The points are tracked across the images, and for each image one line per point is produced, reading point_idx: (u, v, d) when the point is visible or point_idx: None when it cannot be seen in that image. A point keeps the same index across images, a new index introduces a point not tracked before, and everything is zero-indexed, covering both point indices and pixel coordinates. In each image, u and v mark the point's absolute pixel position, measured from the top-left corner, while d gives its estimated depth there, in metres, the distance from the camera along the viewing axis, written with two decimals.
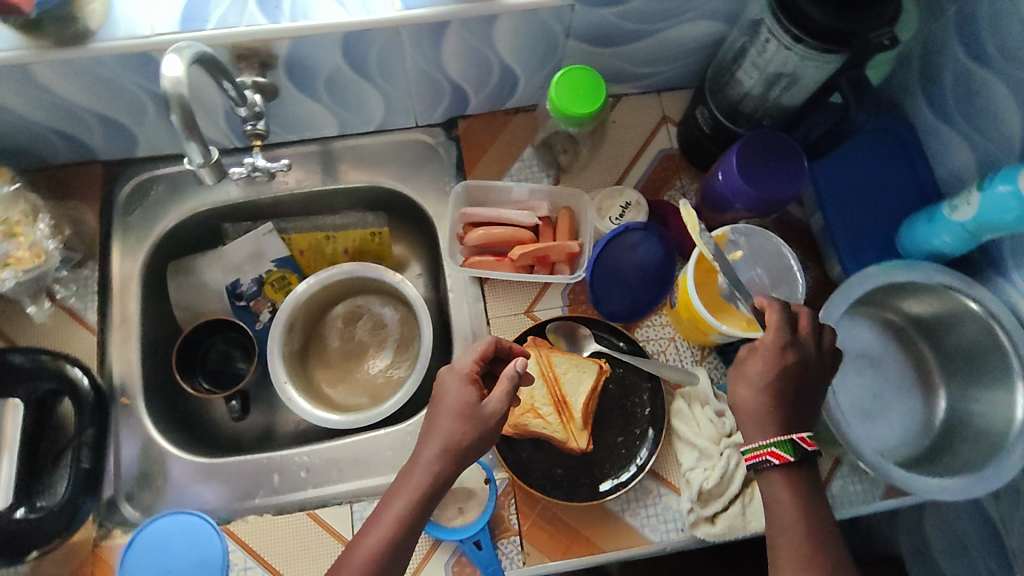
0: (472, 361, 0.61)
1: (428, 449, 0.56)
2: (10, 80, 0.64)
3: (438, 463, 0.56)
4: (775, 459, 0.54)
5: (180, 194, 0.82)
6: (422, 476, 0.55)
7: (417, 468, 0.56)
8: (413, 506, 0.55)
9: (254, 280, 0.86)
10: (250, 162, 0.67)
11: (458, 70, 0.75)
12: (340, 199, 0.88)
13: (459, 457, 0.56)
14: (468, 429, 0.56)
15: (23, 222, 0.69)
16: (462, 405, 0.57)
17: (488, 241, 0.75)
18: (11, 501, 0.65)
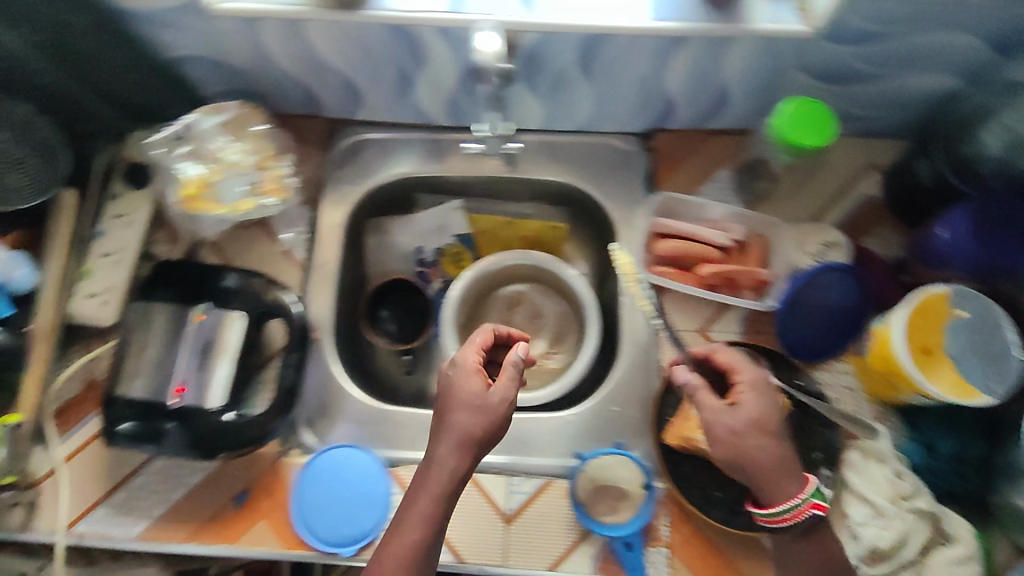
0: (474, 354, 0.64)
1: (445, 450, 0.59)
2: (284, 34, 0.70)
3: (448, 465, 0.59)
4: (817, 510, 0.62)
5: (385, 160, 0.88)
6: (445, 475, 0.59)
7: (446, 471, 0.59)
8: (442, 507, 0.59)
9: (435, 250, 0.92)
10: None
11: (679, 86, 0.75)
12: (527, 189, 0.89)
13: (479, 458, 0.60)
14: (484, 427, 0.59)
15: (272, 159, 0.79)
16: (472, 398, 0.60)
17: (678, 254, 0.76)
18: (224, 402, 0.71)
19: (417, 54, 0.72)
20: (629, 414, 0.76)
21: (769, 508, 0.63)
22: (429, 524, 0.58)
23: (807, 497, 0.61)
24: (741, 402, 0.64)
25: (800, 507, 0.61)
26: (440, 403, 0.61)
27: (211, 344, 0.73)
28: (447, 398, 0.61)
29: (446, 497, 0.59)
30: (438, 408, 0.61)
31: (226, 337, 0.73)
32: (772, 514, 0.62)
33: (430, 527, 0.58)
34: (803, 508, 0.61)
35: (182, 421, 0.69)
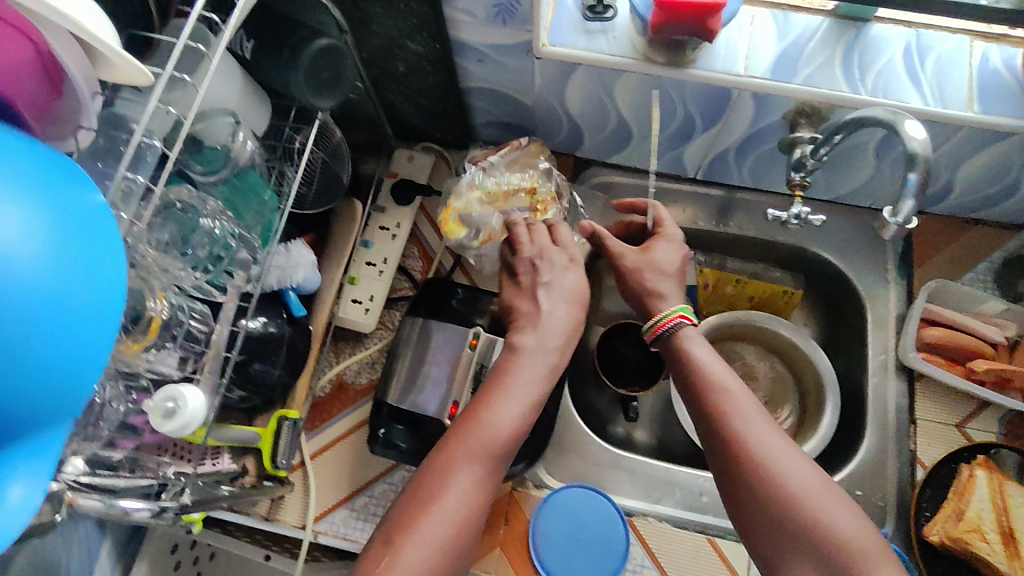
0: (561, 324, 0.64)
1: (512, 415, 0.58)
2: (594, 80, 0.73)
3: (511, 433, 0.57)
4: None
5: (629, 205, 0.90)
6: (497, 440, 0.56)
7: (504, 423, 0.57)
8: (489, 472, 0.55)
9: None
10: (799, 210, 0.66)
11: (968, 175, 0.75)
12: (764, 250, 0.89)
13: (519, 432, 0.58)
14: (560, 361, 0.63)
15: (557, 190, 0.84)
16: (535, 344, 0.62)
17: (949, 344, 0.74)
18: None
19: (717, 114, 0.74)
20: (872, 500, 0.75)
21: (656, 317, 0.67)
22: (479, 487, 0.54)
23: (675, 308, 0.66)
24: (659, 247, 0.72)
25: (669, 314, 0.66)
26: (512, 364, 0.61)
27: (480, 368, 0.71)
28: (544, 258, 0.68)
29: (495, 465, 0.56)
30: (513, 368, 0.60)
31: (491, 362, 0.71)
32: (654, 327, 0.67)
33: (482, 483, 0.54)
34: (671, 317, 0.66)
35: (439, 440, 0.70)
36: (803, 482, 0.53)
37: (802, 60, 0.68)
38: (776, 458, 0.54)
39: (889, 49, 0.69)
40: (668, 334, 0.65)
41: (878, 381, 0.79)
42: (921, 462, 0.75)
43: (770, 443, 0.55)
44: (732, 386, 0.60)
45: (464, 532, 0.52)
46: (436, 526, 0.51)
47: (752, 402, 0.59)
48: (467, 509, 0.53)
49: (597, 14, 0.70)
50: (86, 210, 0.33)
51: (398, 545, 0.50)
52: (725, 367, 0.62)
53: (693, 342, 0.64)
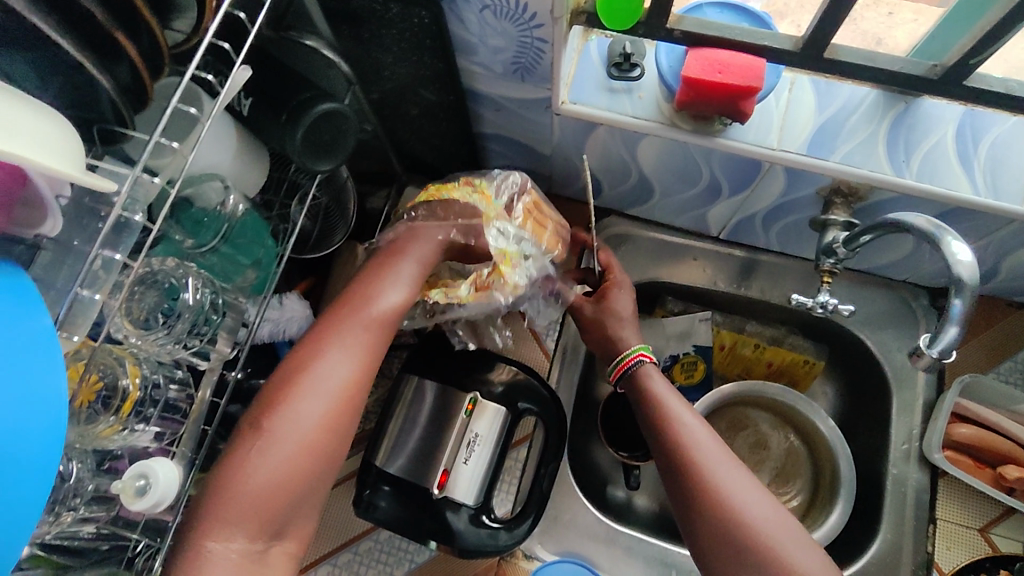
0: (392, 301, 0.57)
1: (361, 344, 0.55)
2: (618, 136, 0.68)
3: (348, 372, 0.53)
4: None
5: (646, 259, 0.85)
6: (337, 364, 0.53)
7: (351, 341, 0.54)
8: (336, 399, 0.52)
9: (670, 356, 0.86)
10: (822, 299, 0.63)
11: (1015, 262, 0.69)
12: (787, 315, 0.84)
13: (372, 347, 0.55)
14: (371, 353, 0.55)
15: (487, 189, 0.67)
16: (363, 313, 0.55)
17: (977, 445, 0.70)
18: (479, 504, 0.68)
19: (745, 181, 0.69)
20: None
21: (619, 356, 0.65)
22: (333, 403, 0.52)
23: (635, 346, 0.64)
24: (617, 291, 0.68)
25: (630, 352, 0.64)
26: (346, 300, 0.56)
27: (474, 438, 0.69)
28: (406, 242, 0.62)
29: (347, 403, 0.53)
30: (349, 302, 0.56)
31: (487, 432, 0.69)
32: (618, 366, 0.64)
33: (337, 407, 0.52)
34: (633, 356, 0.64)
35: (422, 505, 0.67)
36: (752, 508, 0.54)
37: (842, 135, 0.63)
38: (722, 484, 0.55)
39: (942, 128, 0.63)
40: (630, 373, 0.63)
41: (899, 472, 0.74)
42: (938, 567, 0.69)
43: (717, 465, 0.56)
44: (678, 412, 0.60)
45: (306, 472, 0.50)
46: (284, 451, 0.50)
47: (688, 417, 0.60)
48: (314, 432, 0.51)
49: (621, 72, 0.65)
50: (26, 341, 0.32)
51: (226, 492, 0.48)
52: (672, 393, 0.61)
53: (651, 374, 0.63)
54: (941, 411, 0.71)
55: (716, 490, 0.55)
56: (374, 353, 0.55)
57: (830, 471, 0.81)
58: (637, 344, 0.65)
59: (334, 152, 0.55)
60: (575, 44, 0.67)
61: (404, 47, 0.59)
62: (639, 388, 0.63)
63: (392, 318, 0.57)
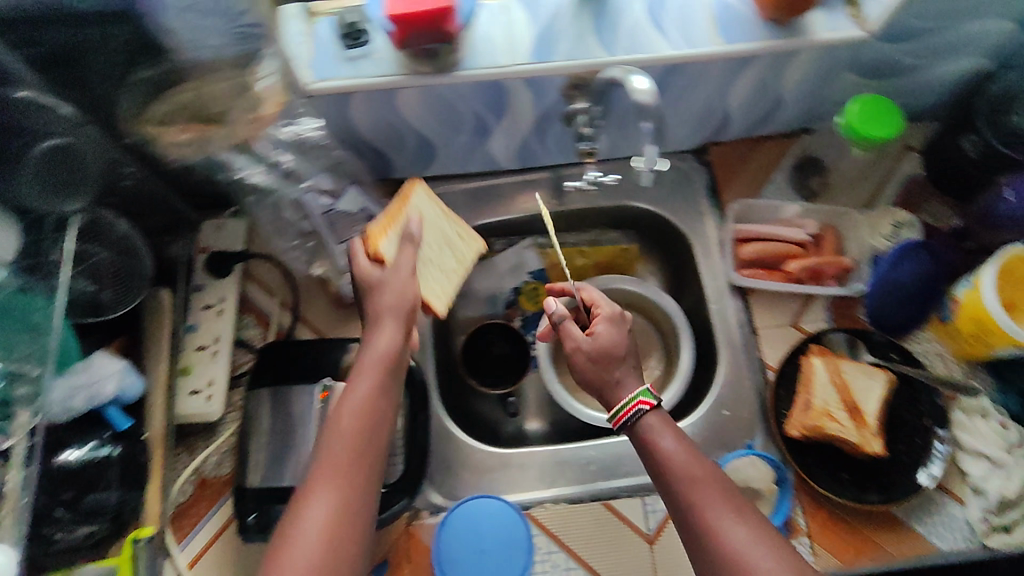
0: (387, 344, 0.60)
1: (361, 400, 0.57)
2: (374, 100, 0.73)
3: (353, 424, 0.56)
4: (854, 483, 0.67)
5: (455, 211, 0.90)
6: (340, 440, 0.55)
7: (358, 393, 0.57)
8: (344, 451, 0.54)
9: (512, 289, 0.94)
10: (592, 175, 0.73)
11: (737, 100, 0.81)
12: (592, 217, 0.93)
13: (384, 391, 0.58)
14: (379, 409, 0.57)
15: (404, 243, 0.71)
16: (381, 353, 0.59)
17: (763, 256, 0.81)
18: None
19: (501, 103, 0.76)
20: (739, 416, 0.79)
21: (619, 403, 0.63)
22: (342, 453, 0.54)
23: (634, 393, 0.62)
24: (613, 338, 0.66)
25: (628, 402, 0.61)
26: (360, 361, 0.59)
27: None
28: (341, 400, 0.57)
29: (372, 410, 0.57)
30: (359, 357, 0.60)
31: None
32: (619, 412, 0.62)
33: (337, 462, 0.54)
34: (633, 406, 0.61)
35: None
36: (767, 557, 0.51)
37: (557, 36, 0.71)
38: (729, 539, 0.52)
39: (632, 7, 0.73)
40: (633, 422, 0.61)
41: (719, 307, 0.84)
42: (769, 366, 0.80)
43: (722, 517, 0.54)
44: (669, 453, 0.58)
45: (360, 476, 0.54)
46: (308, 529, 0.51)
47: (693, 475, 0.56)
48: (329, 489, 0.53)
49: (352, 39, 0.69)
50: None
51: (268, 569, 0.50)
52: (686, 452, 0.57)
53: (658, 428, 0.60)
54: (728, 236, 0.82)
55: (724, 546, 0.52)
56: (387, 394, 0.58)
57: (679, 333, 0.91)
58: (637, 391, 0.62)
59: (72, 190, 0.62)
60: (302, 29, 0.69)
61: (120, 61, 0.59)
62: (654, 434, 0.60)
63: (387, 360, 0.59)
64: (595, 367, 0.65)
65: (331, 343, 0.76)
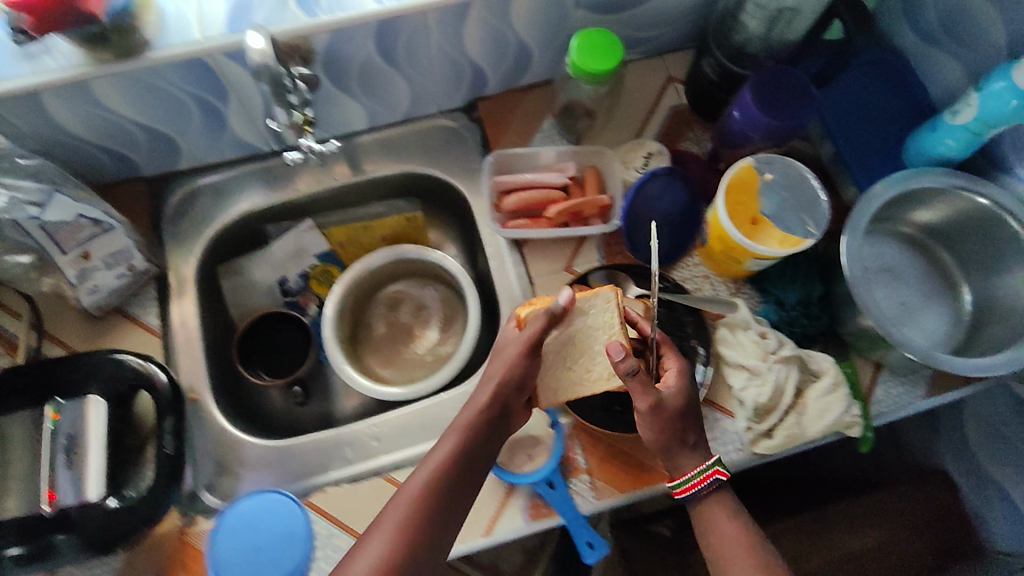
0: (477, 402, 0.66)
1: (438, 459, 0.62)
2: (70, 98, 0.67)
3: (416, 479, 0.61)
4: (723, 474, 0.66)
5: (222, 203, 0.86)
6: (398, 503, 0.59)
7: (440, 453, 0.63)
8: (417, 498, 0.59)
9: (299, 275, 0.91)
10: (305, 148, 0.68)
11: (477, 51, 0.79)
12: (371, 191, 0.91)
13: (470, 449, 0.64)
14: (461, 454, 0.63)
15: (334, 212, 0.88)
16: (464, 418, 0.65)
17: (523, 205, 0.81)
18: (103, 492, 0.67)
19: (218, 85, 0.72)
20: None
21: (683, 475, 0.67)
22: (440, 498, 0.60)
23: (708, 464, 0.66)
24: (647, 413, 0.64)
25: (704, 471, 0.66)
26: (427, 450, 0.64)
27: (72, 441, 0.67)
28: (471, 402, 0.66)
29: (472, 452, 0.64)
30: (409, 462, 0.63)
31: (86, 428, 0.68)
32: (684, 485, 0.66)
33: (414, 502, 0.59)
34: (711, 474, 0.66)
35: (63, 530, 0.66)
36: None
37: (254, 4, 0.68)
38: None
39: None
40: (705, 491, 0.66)
41: (497, 263, 0.84)
42: None
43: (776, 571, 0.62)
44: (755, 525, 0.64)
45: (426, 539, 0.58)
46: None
47: (719, 530, 0.65)
48: (392, 534, 0.57)
49: None
50: None
51: None
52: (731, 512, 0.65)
53: (714, 511, 0.66)
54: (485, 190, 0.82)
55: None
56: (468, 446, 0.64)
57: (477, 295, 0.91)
58: (710, 460, 0.66)
59: None
60: None
61: None
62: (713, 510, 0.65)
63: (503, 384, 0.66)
64: (659, 433, 0.66)
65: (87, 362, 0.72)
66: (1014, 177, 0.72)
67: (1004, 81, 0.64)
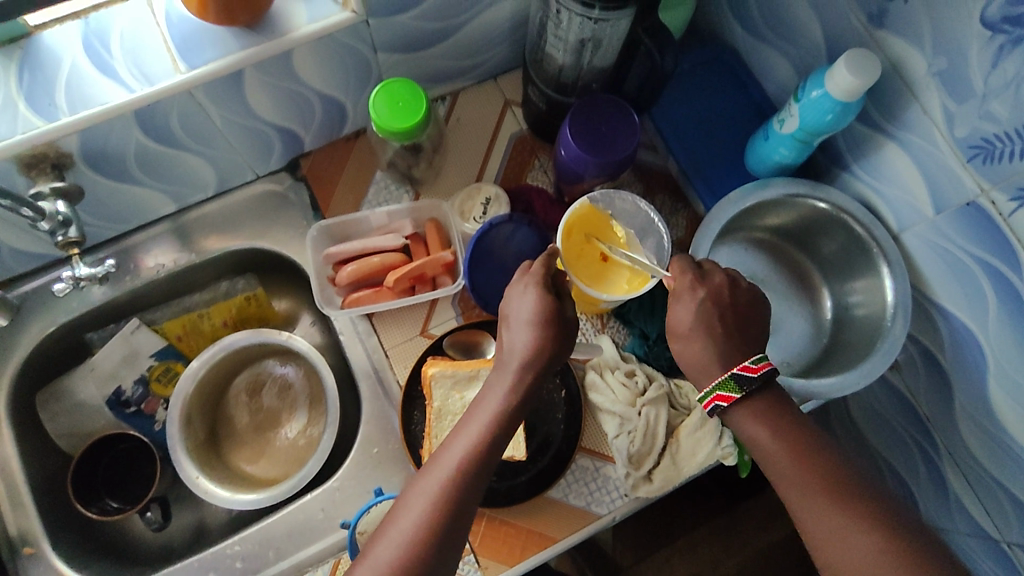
0: (528, 336, 0.54)
1: (491, 411, 0.52)
2: None
3: (458, 436, 0.51)
4: (722, 401, 0.53)
5: (26, 321, 0.76)
6: (454, 456, 0.50)
7: (490, 401, 0.52)
8: (452, 486, 0.48)
9: (138, 381, 0.81)
10: (70, 275, 0.62)
11: (276, 113, 0.71)
12: (203, 272, 0.83)
13: (519, 402, 0.53)
14: (511, 407, 0.52)
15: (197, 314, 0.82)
16: (521, 347, 0.54)
17: (360, 276, 0.74)
18: None
19: None
20: (388, 448, 0.74)
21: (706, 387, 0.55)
22: (463, 493, 0.49)
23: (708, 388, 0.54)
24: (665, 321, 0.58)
25: (707, 394, 0.54)
26: (527, 360, 0.53)
27: None
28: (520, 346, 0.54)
29: (517, 403, 0.53)
30: (514, 365, 0.54)
31: None
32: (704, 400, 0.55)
33: (447, 494, 0.48)
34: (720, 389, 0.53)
35: None
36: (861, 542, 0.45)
37: None
38: (819, 531, 0.47)
39: (65, 52, 0.60)
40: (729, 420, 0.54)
41: (349, 336, 0.78)
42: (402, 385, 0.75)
43: (808, 500, 0.48)
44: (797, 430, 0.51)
45: (463, 516, 0.48)
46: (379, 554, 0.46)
47: (764, 453, 0.51)
48: (431, 503, 0.48)
49: None
50: None
51: None
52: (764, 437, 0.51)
53: (751, 433, 0.52)
54: (316, 261, 0.76)
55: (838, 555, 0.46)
56: (518, 406, 0.53)
57: (341, 366, 0.84)
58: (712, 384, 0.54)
59: None
60: None
61: None
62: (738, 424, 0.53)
63: (536, 360, 0.54)
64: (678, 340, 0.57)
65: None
66: (854, 175, 0.72)
67: (818, 90, 0.62)
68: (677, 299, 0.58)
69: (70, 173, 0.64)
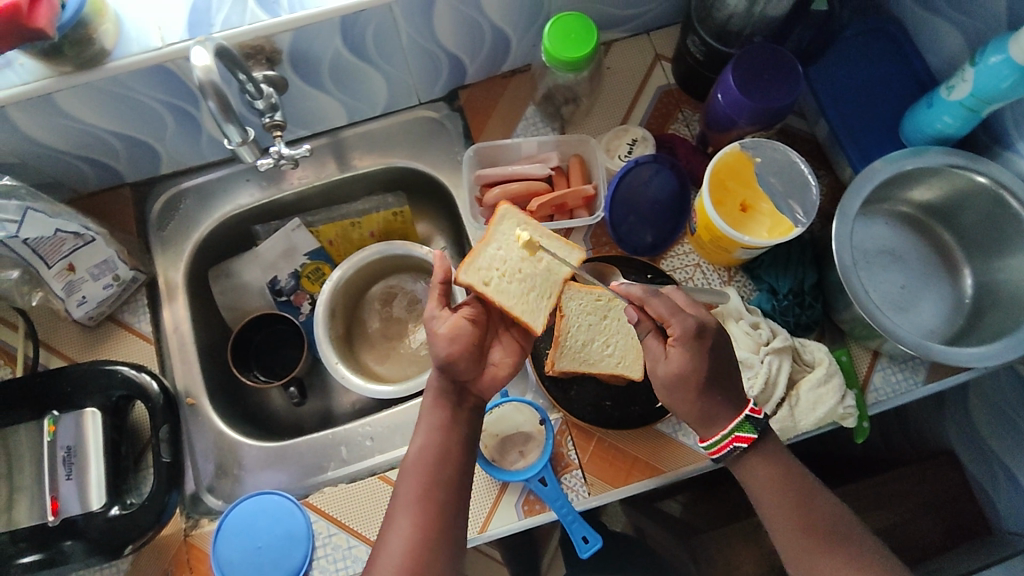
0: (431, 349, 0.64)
1: (433, 417, 0.63)
2: (37, 112, 0.67)
3: (421, 438, 0.62)
4: (742, 441, 0.61)
5: (207, 205, 0.86)
6: (419, 453, 0.61)
7: (426, 418, 0.63)
8: (428, 476, 0.60)
9: (290, 275, 0.90)
10: (276, 150, 0.67)
11: (452, 39, 0.77)
12: (358, 185, 0.90)
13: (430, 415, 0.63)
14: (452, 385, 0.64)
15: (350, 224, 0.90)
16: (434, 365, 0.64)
17: (506, 199, 0.79)
18: (105, 501, 0.69)
19: (182, 87, 0.70)
20: None
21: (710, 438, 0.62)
22: (438, 496, 0.59)
23: (730, 429, 0.61)
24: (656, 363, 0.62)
25: (723, 438, 0.61)
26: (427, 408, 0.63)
27: (69, 452, 0.69)
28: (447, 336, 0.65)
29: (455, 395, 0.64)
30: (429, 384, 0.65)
31: (78, 441, 0.70)
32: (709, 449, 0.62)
33: (424, 497, 0.59)
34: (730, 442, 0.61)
35: (76, 534, 0.68)
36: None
37: (212, 8, 0.67)
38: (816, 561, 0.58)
39: None
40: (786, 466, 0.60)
41: None
42: None
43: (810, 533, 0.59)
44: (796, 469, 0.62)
45: (452, 494, 0.60)
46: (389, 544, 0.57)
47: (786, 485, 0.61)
48: (414, 502, 0.59)
49: None
50: None
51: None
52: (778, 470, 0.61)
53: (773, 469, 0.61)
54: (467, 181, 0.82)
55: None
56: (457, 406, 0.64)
57: None
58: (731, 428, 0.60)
59: None
60: None
61: None
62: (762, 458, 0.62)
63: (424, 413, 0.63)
64: (668, 397, 0.62)
65: (79, 374, 0.72)
66: (1016, 153, 0.70)
67: (998, 56, 0.61)
68: (675, 345, 0.60)
69: (278, 68, 0.72)
